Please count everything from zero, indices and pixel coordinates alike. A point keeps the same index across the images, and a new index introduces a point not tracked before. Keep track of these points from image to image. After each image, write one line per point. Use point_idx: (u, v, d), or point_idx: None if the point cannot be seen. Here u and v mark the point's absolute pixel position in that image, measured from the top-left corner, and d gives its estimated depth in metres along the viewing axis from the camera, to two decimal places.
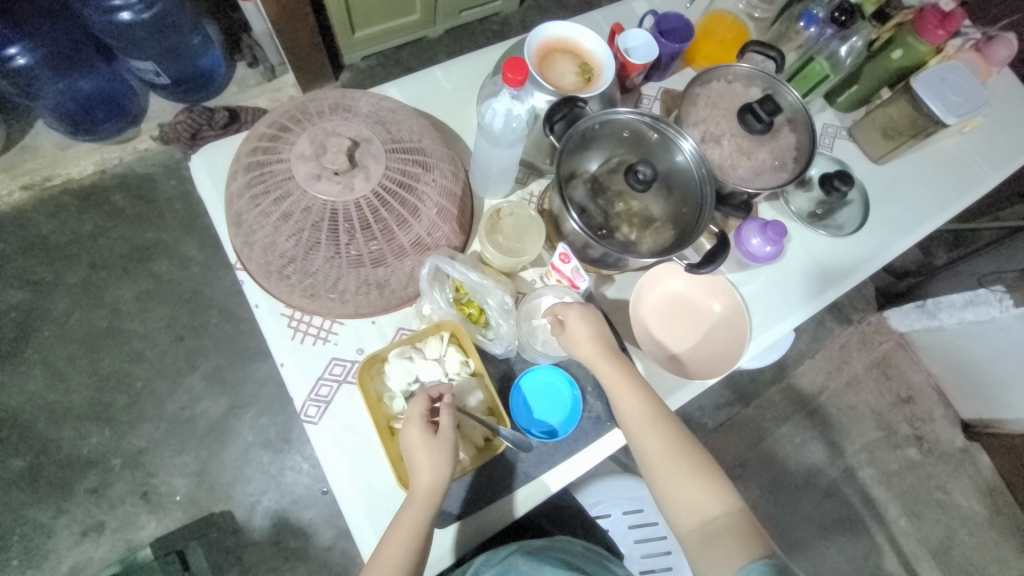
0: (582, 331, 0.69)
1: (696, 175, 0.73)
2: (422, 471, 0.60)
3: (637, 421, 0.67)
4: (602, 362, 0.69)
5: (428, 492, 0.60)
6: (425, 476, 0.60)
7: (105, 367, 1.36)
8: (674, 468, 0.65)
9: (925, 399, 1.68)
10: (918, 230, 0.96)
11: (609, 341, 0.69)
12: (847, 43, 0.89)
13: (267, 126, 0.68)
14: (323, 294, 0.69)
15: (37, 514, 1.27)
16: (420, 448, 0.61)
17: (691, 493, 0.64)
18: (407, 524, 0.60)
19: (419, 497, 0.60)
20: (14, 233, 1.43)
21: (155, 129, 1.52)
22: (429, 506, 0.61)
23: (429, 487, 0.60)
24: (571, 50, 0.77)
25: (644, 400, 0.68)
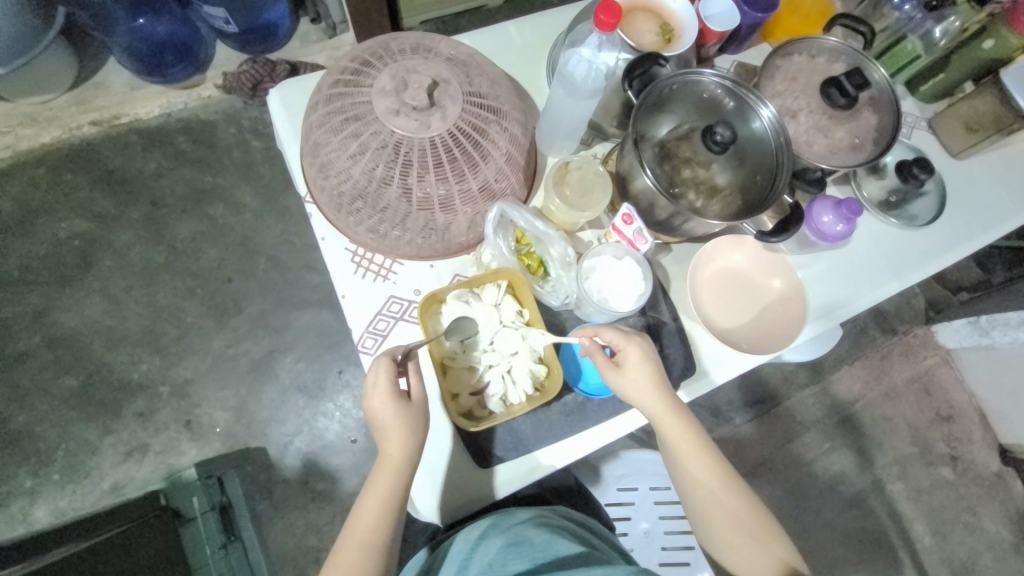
0: (646, 385, 0.66)
1: (771, 146, 0.71)
2: (392, 439, 0.64)
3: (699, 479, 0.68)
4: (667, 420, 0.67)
5: (399, 458, 0.64)
6: (397, 443, 0.64)
7: (158, 300, 1.43)
8: (733, 528, 0.67)
9: (965, 420, 1.61)
10: (992, 232, 0.91)
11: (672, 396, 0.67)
12: (942, 24, 0.86)
13: (349, 62, 0.69)
14: (388, 232, 0.71)
15: (88, 430, 1.35)
16: (387, 417, 0.64)
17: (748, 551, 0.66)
18: (382, 489, 0.64)
19: (390, 466, 0.64)
20: (83, 166, 1.49)
21: (219, 77, 1.56)
22: (400, 473, 0.64)
23: (400, 454, 0.64)
24: (653, 10, 0.75)
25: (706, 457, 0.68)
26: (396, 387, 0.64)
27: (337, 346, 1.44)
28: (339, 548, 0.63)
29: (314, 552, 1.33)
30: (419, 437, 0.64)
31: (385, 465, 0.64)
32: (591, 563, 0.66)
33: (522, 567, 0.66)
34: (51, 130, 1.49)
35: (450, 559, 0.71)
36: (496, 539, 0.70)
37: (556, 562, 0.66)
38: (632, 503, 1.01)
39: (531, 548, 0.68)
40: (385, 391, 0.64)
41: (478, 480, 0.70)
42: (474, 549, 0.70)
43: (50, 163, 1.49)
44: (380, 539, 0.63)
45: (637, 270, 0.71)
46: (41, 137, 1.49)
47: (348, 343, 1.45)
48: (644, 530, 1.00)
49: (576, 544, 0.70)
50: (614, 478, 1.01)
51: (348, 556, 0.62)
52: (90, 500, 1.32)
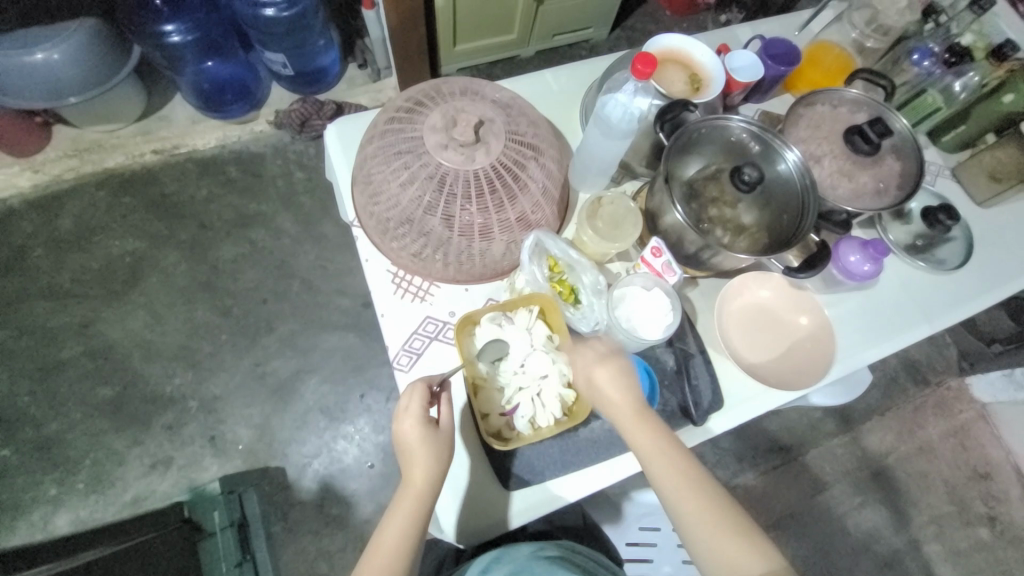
0: (604, 374, 0.66)
1: (797, 187, 0.74)
2: (418, 464, 0.64)
3: (667, 473, 0.62)
4: (624, 408, 0.65)
5: (422, 484, 0.64)
6: (423, 469, 0.64)
7: (196, 316, 1.50)
8: (713, 528, 0.60)
9: (1008, 480, 1.53)
10: (1022, 279, 0.91)
11: (632, 389, 0.66)
12: (962, 78, 0.91)
13: (403, 101, 0.76)
14: (429, 256, 0.75)
15: (118, 440, 1.39)
16: (413, 440, 0.65)
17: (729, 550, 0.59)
18: (404, 516, 0.63)
19: (413, 493, 0.64)
20: (141, 190, 1.61)
21: (271, 114, 1.69)
22: (423, 500, 0.64)
23: (425, 481, 0.65)
24: (683, 62, 0.82)
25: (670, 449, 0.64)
26: (425, 410, 0.66)
27: (361, 369, 1.47)
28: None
29: None
30: (444, 463, 0.65)
31: (408, 491, 0.64)
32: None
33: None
34: (116, 156, 1.62)
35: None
36: (501, 571, 0.72)
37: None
38: (654, 544, 0.98)
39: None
40: (415, 416, 0.66)
41: (503, 503, 0.71)
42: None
43: (112, 186, 1.61)
44: (398, 571, 0.61)
45: (665, 301, 0.74)
46: (105, 161, 1.61)
47: (372, 367, 1.48)
48: (666, 574, 0.97)
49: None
50: (636, 516, 0.99)
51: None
52: (111, 511, 1.33)
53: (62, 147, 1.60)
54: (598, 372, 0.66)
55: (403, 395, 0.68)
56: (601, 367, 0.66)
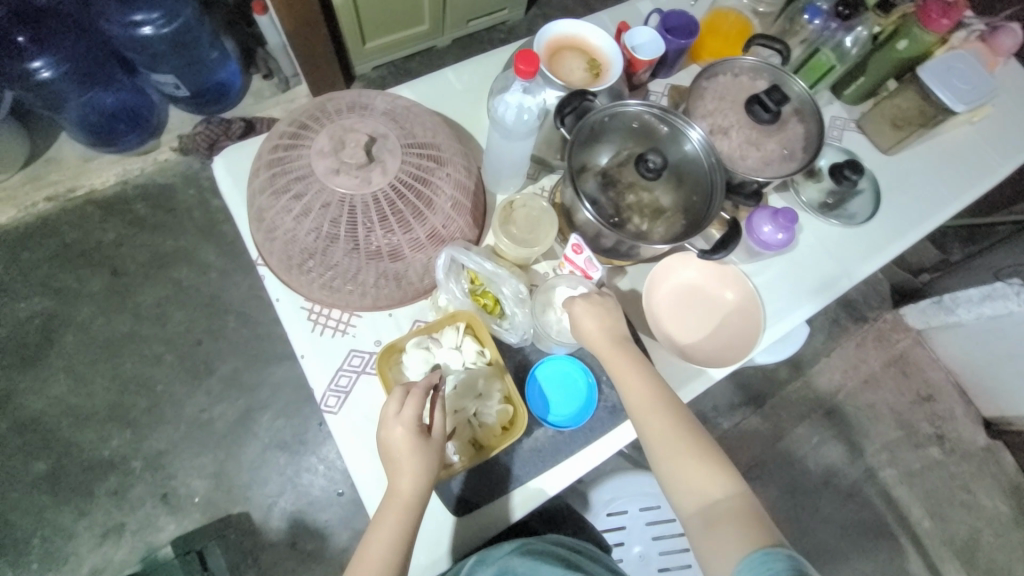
0: (586, 316, 0.69)
1: (705, 165, 0.74)
2: (405, 477, 0.61)
3: (641, 406, 0.65)
4: (603, 343, 0.68)
5: (409, 496, 0.61)
6: (410, 481, 0.61)
7: (126, 370, 1.39)
8: (682, 457, 0.62)
9: (945, 397, 1.65)
10: (931, 219, 0.95)
11: (614, 328, 0.69)
12: (852, 33, 0.91)
13: (287, 125, 0.70)
14: (342, 287, 0.71)
15: (59, 516, 1.29)
16: (402, 450, 0.61)
17: (695, 477, 0.61)
18: (388, 531, 0.60)
19: (400, 506, 0.61)
20: (40, 242, 1.47)
21: (174, 140, 1.57)
22: (409, 514, 0.61)
23: (413, 493, 0.61)
24: (579, 48, 0.79)
25: (647, 384, 0.66)
26: (419, 418, 0.61)
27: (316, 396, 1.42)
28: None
29: None
30: (432, 476, 0.62)
31: (395, 504, 0.61)
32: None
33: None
34: (5, 210, 1.47)
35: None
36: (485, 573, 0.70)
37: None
38: (623, 527, 1.00)
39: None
40: (407, 421, 0.61)
41: (460, 528, 0.69)
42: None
43: (6, 242, 1.46)
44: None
45: None
46: None
47: None
48: (638, 554, 0.98)
49: (560, 569, 0.71)
50: (603, 503, 1.02)
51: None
52: None
53: None
54: (582, 311, 0.69)
55: (396, 400, 0.62)
56: (586, 309, 0.69)
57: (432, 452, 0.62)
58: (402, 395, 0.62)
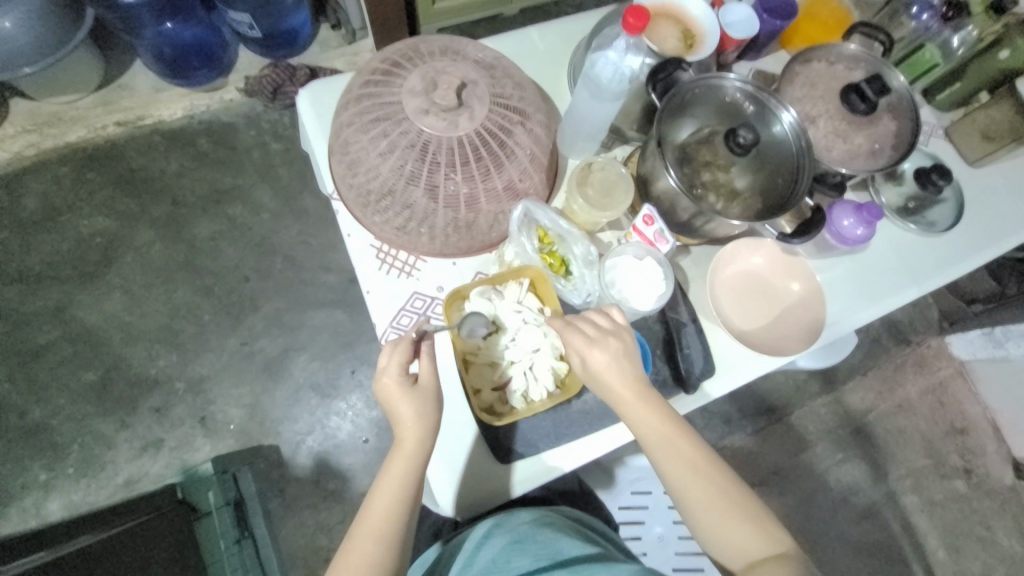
0: (599, 359, 0.63)
1: (792, 149, 0.72)
2: (406, 418, 0.63)
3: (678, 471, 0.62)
4: (629, 397, 0.63)
5: (411, 444, 0.63)
6: (410, 421, 0.63)
7: (177, 297, 1.45)
8: (725, 520, 0.61)
9: (980, 433, 1.59)
10: (1013, 238, 0.91)
11: (637, 377, 0.64)
12: (959, 33, 0.87)
13: (380, 62, 0.71)
14: (414, 229, 0.72)
15: (103, 424, 1.36)
16: (396, 396, 0.64)
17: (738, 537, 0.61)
18: (396, 467, 0.63)
19: (405, 453, 0.63)
20: (107, 164, 1.53)
21: (240, 82, 1.60)
22: (415, 460, 0.63)
23: (415, 440, 0.63)
24: (675, 16, 0.77)
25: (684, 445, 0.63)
26: (403, 367, 0.63)
27: (351, 346, 1.45)
28: (354, 533, 0.61)
29: (324, 552, 1.32)
30: (432, 416, 0.64)
31: (401, 452, 0.63)
32: (597, 562, 0.63)
33: (526, 564, 0.64)
34: (77, 130, 1.53)
35: (460, 554, 0.71)
36: (503, 537, 0.68)
37: (562, 561, 0.64)
38: (646, 507, 1.00)
39: (536, 545, 0.66)
40: (394, 372, 0.63)
41: (499, 476, 0.71)
42: (482, 545, 0.69)
43: (75, 161, 1.52)
44: (397, 515, 0.61)
45: (656, 270, 0.72)
46: (66, 136, 1.52)
47: (362, 343, 1.46)
48: (658, 534, 1.00)
49: (583, 544, 0.67)
50: (628, 481, 1.01)
51: (365, 542, 0.60)
52: (104, 494, 1.32)
53: (20, 121, 1.50)
54: (595, 359, 0.63)
55: (383, 351, 0.64)
56: (602, 353, 0.63)
57: (428, 400, 0.64)
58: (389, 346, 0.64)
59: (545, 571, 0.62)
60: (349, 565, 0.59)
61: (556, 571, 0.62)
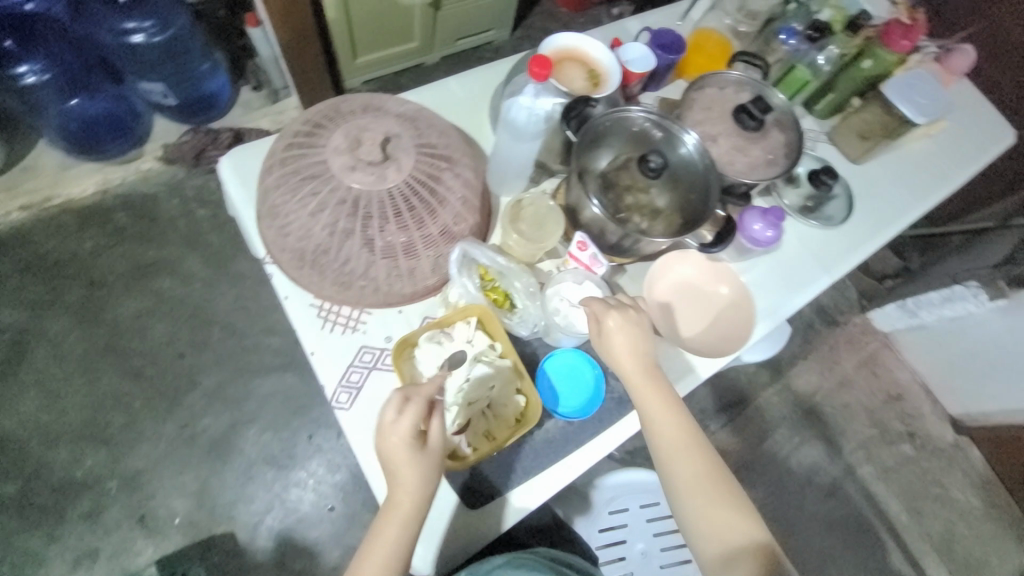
0: (618, 337, 0.69)
1: (699, 167, 0.78)
2: (406, 484, 0.61)
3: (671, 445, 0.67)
4: (637, 375, 0.69)
5: (407, 508, 0.61)
6: (410, 488, 0.61)
7: (103, 385, 1.33)
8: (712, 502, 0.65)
9: (913, 397, 1.73)
10: (900, 221, 1.03)
11: (645, 353, 0.70)
12: (824, 52, 1.02)
13: (302, 124, 0.72)
14: (355, 283, 0.72)
15: (25, 543, 1.20)
16: (400, 458, 0.60)
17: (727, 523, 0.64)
18: (390, 537, 0.61)
19: (401, 517, 0.61)
20: (12, 253, 1.41)
21: (158, 150, 1.53)
22: (410, 522, 0.61)
23: (412, 505, 0.61)
24: (578, 59, 0.83)
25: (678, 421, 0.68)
26: (417, 427, 0.60)
27: (306, 408, 1.38)
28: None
29: None
30: (433, 483, 0.62)
31: (396, 515, 0.61)
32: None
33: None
34: None
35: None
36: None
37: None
38: (625, 524, 1.01)
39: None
40: (404, 430, 0.60)
41: (474, 521, 0.69)
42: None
43: None
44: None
45: (597, 294, 0.76)
46: None
47: (317, 403, 1.39)
48: (641, 551, 1.00)
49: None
50: (604, 501, 1.01)
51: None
52: None
53: None
54: (620, 337, 0.69)
55: (392, 407, 0.60)
56: (622, 331, 0.69)
57: (432, 465, 0.62)
58: (400, 405, 0.59)
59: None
60: None
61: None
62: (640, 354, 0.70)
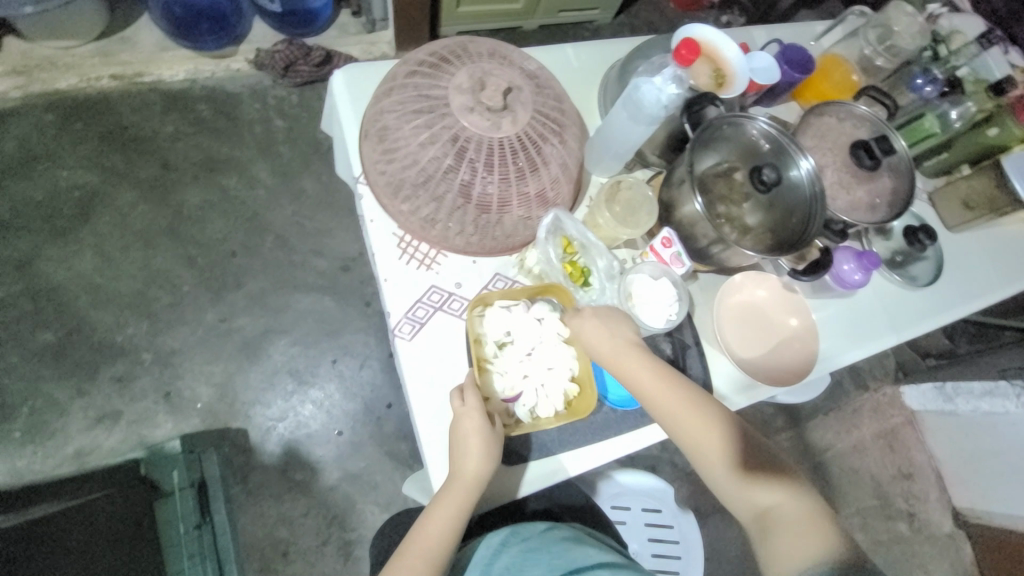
0: (594, 334, 0.68)
1: (806, 193, 0.75)
2: (473, 460, 0.65)
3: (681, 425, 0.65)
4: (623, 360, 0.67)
5: (470, 480, 0.65)
6: (475, 464, 0.65)
7: (156, 263, 1.38)
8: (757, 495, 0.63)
9: (923, 478, 1.65)
10: (982, 300, 0.99)
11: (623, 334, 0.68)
12: (959, 108, 0.96)
13: (427, 56, 0.72)
14: (441, 223, 0.73)
15: (55, 391, 1.26)
16: (471, 430, 0.65)
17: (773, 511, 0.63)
18: (449, 507, 0.65)
19: (463, 488, 0.65)
20: (96, 117, 1.44)
21: (251, 53, 1.55)
22: (469, 495, 0.65)
23: (476, 477, 0.65)
24: (709, 55, 0.81)
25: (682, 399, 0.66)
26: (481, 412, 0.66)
27: (335, 334, 1.41)
28: (398, 556, 0.64)
29: (284, 545, 1.27)
30: (494, 462, 0.65)
31: (458, 485, 0.65)
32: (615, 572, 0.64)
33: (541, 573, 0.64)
34: (68, 78, 1.45)
35: (471, 567, 0.69)
36: (518, 545, 0.69)
37: (576, 569, 0.64)
38: (624, 522, 1.02)
39: (551, 555, 0.67)
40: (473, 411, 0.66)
41: (503, 478, 0.71)
42: (496, 556, 0.69)
43: (62, 109, 1.43)
44: (444, 554, 0.65)
45: (670, 292, 0.74)
46: (56, 82, 1.44)
47: (346, 332, 1.41)
48: (633, 551, 1.01)
49: (599, 556, 0.68)
50: (609, 495, 1.02)
51: (408, 569, 0.63)
52: (49, 465, 1.22)
53: (8, 60, 1.41)
54: (600, 336, 0.68)
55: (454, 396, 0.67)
56: (594, 326, 0.68)
57: (494, 441, 0.66)
58: (461, 390, 0.66)
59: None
60: None
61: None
62: (622, 341, 0.67)
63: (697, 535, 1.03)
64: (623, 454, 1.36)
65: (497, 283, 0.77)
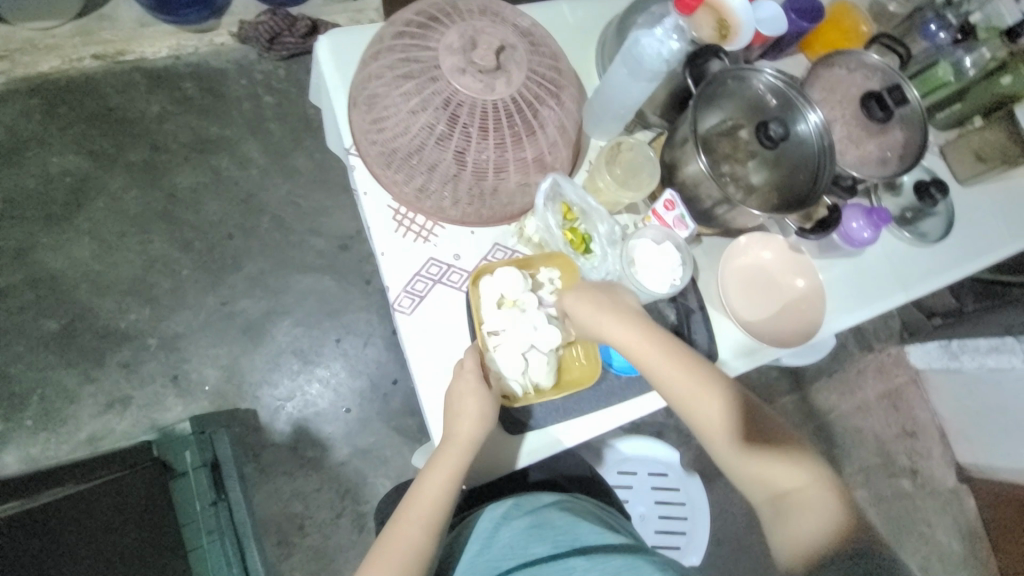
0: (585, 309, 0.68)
1: (814, 149, 0.72)
2: (468, 421, 0.65)
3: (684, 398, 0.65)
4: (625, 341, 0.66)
5: (466, 440, 0.65)
6: (471, 426, 0.65)
7: (153, 248, 1.37)
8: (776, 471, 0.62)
9: (927, 436, 1.66)
10: (995, 253, 0.96)
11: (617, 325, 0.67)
12: (973, 54, 0.91)
13: (414, 15, 0.69)
14: (437, 193, 0.71)
15: (63, 379, 1.27)
16: (465, 392, 0.66)
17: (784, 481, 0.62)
18: (447, 469, 0.66)
19: (459, 446, 0.65)
20: (78, 100, 1.40)
21: (233, 26, 1.49)
22: (467, 454, 0.66)
23: (471, 437, 0.65)
24: (712, 6, 0.77)
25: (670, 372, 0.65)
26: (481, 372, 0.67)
27: (338, 313, 1.40)
28: (399, 517, 0.65)
29: (299, 519, 1.30)
30: (490, 422, 0.66)
31: (453, 445, 0.66)
32: (618, 547, 0.64)
33: (544, 550, 0.65)
34: (48, 60, 1.40)
35: (473, 536, 0.70)
36: (522, 520, 0.69)
37: (579, 548, 0.64)
38: (631, 486, 1.03)
39: (554, 531, 0.67)
40: (470, 369, 0.67)
41: (509, 447, 0.71)
42: (498, 528, 0.69)
43: (45, 94, 1.39)
44: (444, 512, 0.66)
45: (675, 255, 0.73)
46: (36, 65, 1.39)
47: (349, 311, 1.41)
48: (640, 514, 1.03)
49: (601, 530, 0.68)
50: (616, 461, 1.03)
51: (408, 530, 0.64)
52: (64, 450, 1.24)
53: None
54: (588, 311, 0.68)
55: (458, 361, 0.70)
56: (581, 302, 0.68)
57: (488, 404, 0.66)
58: (461, 360, 0.68)
59: (564, 557, 0.63)
60: (393, 549, 0.63)
61: (575, 558, 0.63)
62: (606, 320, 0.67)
63: (702, 496, 1.05)
64: (629, 422, 1.37)
65: (497, 254, 0.76)
